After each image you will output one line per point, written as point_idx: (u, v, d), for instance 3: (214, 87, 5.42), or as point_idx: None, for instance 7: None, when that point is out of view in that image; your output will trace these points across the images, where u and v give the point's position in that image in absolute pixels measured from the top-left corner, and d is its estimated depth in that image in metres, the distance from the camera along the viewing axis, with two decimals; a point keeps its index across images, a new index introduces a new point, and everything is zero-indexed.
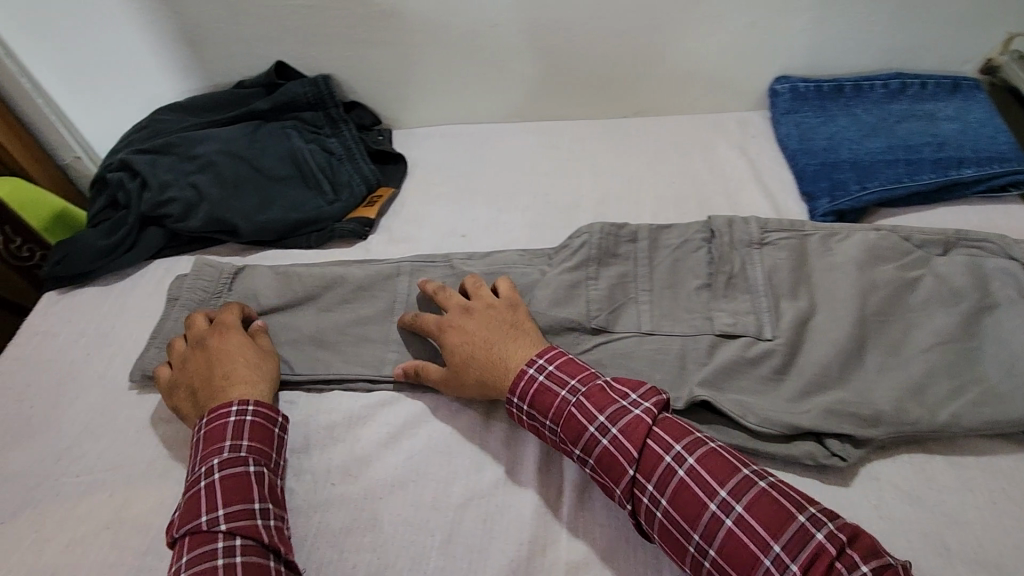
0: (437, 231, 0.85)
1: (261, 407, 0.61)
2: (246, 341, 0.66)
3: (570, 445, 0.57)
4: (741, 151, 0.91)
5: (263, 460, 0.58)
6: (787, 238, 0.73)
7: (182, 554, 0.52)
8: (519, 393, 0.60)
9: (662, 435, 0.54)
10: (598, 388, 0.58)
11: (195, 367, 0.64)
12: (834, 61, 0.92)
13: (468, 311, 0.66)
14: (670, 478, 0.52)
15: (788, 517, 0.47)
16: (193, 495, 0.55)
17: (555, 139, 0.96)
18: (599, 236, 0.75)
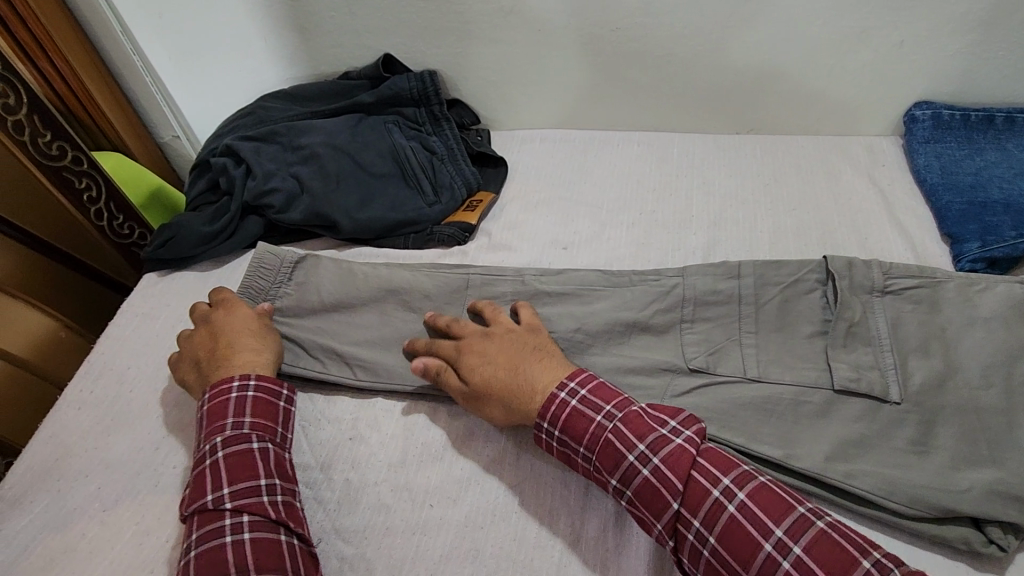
0: (534, 243, 0.80)
1: (261, 381, 0.60)
2: (248, 316, 0.66)
3: (607, 474, 0.53)
4: (870, 180, 0.83)
5: (268, 436, 0.58)
6: (914, 287, 0.66)
7: (192, 531, 0.52)
8: (550, 418, 0.56)
9: (707, 467, 0.50)
10: (635, 413, 0.54)
11: (202, 341, 0.64)
12: (986, 87, 0.83)
13: (487, 334, 0.63)
14: (717, 514, 0.48)
15: (852, 563, 0.43)
16: (199, 473, 0.54)
17: (662, 152, 0.91)
18: (694, 278, 0.70)
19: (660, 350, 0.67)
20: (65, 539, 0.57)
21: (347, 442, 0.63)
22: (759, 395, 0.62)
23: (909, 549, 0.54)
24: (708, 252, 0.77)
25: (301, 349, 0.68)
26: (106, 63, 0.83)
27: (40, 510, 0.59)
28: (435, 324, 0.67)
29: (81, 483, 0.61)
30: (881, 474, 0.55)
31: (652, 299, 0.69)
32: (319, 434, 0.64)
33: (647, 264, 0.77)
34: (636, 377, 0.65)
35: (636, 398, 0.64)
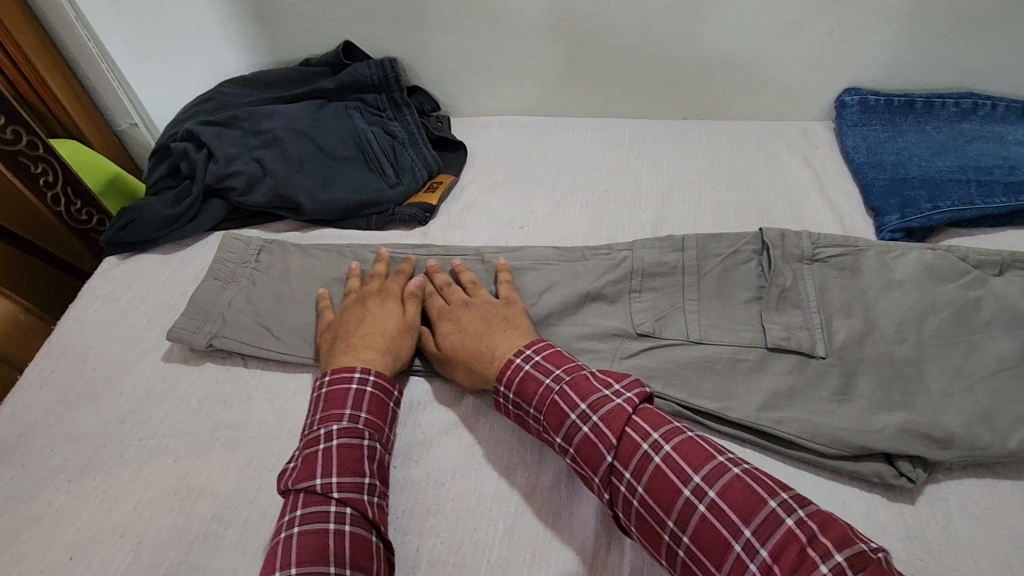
0: (493, 222, 0.84)
1: (381, 380, 0.62)
2: (396, 312, 0.67)
3: (552, 433, 0.57)
4: (804, 161, 0.90)
5: (377, 436, 0.59)
6: (839, 255, 0.72)
7: (295, 508, 0.53)
8: (506, 382, 0.60)
9: (641, 424, 0.54)
10: (582, 376, 0.58)
11: (349, 319, 0.67)
12: (906, 75, 0.90)
13: (466, 304, 0.68)
14: (646, 465, 0.52)
15: (759, 503, 0.47)
16: (310, 455, 0.56)
17: (615, 137, 0.95)
18: (641, 251, 0.75)
19: (610, 317, 0.71)
20: (31, 509, 0.58)
21: None
22: (700, 355, 0.66)
23: (834, 484, 0.59)
24: (656, 228, 0.82)
25: (263, 327, 0.70)
26: (61, 51, 0.84)
27: (4, 484, 0.60)
28: (430, 278, 0.72)
29: (46, 457, 0.62)
30: (807, 420, 0.60)
31: (602, 272, 0.74)
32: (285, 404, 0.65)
33: (599, 239, 0.81)
34: (588, 342, 0.69)
35: (588, 361, 0.68)
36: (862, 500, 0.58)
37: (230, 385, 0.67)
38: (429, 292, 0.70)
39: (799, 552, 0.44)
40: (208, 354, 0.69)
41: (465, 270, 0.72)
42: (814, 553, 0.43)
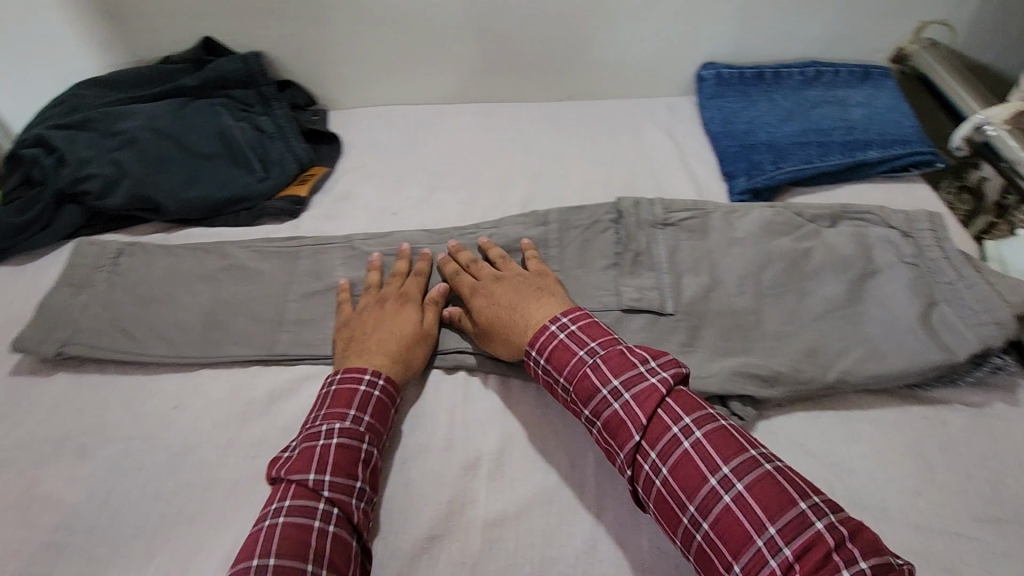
0: (367, 210, 0.84)
1: (388, 385, 0.61)
2: (416, 317, 0.67)
3: (581, 404, 0.57)
4: (668, 134, 0.94)
5: (376, 440, 0.58)
6: (689, 218, 0.76)
7: (285, 498, 0.53)
8: (538, 347, 0.60)
9: (673, 407, 0.53)
10: (617, 353, 0.57)
11: (369, 320, 0.66)
12: (755, 47, 0.95)
13: (496, 277, 0.68)
14: (674, 447, 0.51)
15: (789, 503, 0.46)
16: (307, 449, 0.55)
17: (492, 121, 0.97)
18: (505, 229, 0.78)
19: None
20: None
21: (172, 409, 0.65)
22: None
23: None
24: (527, 205, 0.84)
25: (119, 332, 0.69)
26: None
27: None
28: (454, 258, 0.72)
29: None
30: None
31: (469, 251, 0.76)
32: (142, 406, 0.65)
33: (471, 220, 0.83)
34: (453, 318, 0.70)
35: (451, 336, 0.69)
36: None
37: (85, 391, 0.66)
38: (456, 270, 0.70)
39: (825, 559, 0.43)
40: (62, 363, 0.68)
41: (491, 249, 0.72)
42: (839, 559, 0.43)
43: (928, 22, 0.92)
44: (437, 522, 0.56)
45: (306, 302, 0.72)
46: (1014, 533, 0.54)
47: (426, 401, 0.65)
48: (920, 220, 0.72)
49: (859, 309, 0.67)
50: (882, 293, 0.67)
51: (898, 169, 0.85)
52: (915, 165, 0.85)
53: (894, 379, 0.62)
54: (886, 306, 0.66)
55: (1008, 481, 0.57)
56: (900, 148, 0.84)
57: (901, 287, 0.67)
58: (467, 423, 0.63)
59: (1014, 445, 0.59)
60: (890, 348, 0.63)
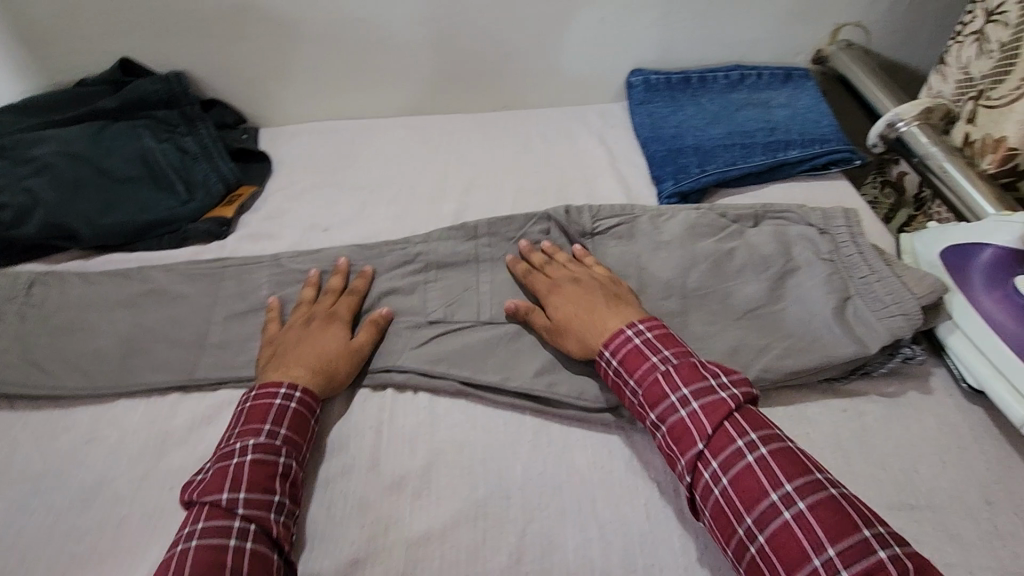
0: (296, 227, 0.83)
1: (306, 398, 0.60)
2: (341, 333, 0.66)
3: (648, 408, 0.57)
4: (599, 140, 0.95)
5: (294, 453, 0.57)
6: (617, 224, 0.77)
7: (198, 520, 0.51)
8: (613, 347, 0.61)
9: (740, 421, 0.54)
10: (690, 364, 0.58)
11: (294, 335, 0.66)
12: (680, 52, 0.97)
13: (574, 278, 0.69)
14: (737, 461, 0.52)
15: (853, 528, 0.47)
16: (221, 468, 0.54)
17: (425, 134, 0.97)
18: (433, 243, 0.77)
19: (404, 308, 0.72)
20: None
21: (85, 443, 0.63)
22: (487, 333, 0.69)
23: (603, 435, 0.63)
24: (458, 216, 0.84)
25: (31, 366, 0.67)
26: None
27: None
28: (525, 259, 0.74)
29: None
30: (575, 380, 0.65)
31: (397, 268, 0.76)
32: (54, 442, 0.63)
33: (402, 233, 0.82)
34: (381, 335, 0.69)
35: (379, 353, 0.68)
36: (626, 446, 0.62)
37: None
38: (529, 271, 0.72)
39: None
40: None
41: (533, 252, 0.74)
42: None
43: (843, 25, 0.96)
44: (359, 544, 0.55)
45: (228, 326, 0.71)
46: (926, 519, 0.56)
47: (352, 421, 0.64)
48: (836, 216, 0.74)
49: (780, 307, 0.68)
50: (801, 290, 0.69)
51: (819, 167, 0.87)
52: (835, 163, 0.88)
53: (810, 373, 0.63)
54: (804, 302, 0.68)
55: (920, 468, 0.59)
56: (819, 147, 0.87)
57: (818, 283, 0.68)
58: (393, 441, 0.62)
59: (926, 433, 0.61)
60: (807, 343, 0.64)
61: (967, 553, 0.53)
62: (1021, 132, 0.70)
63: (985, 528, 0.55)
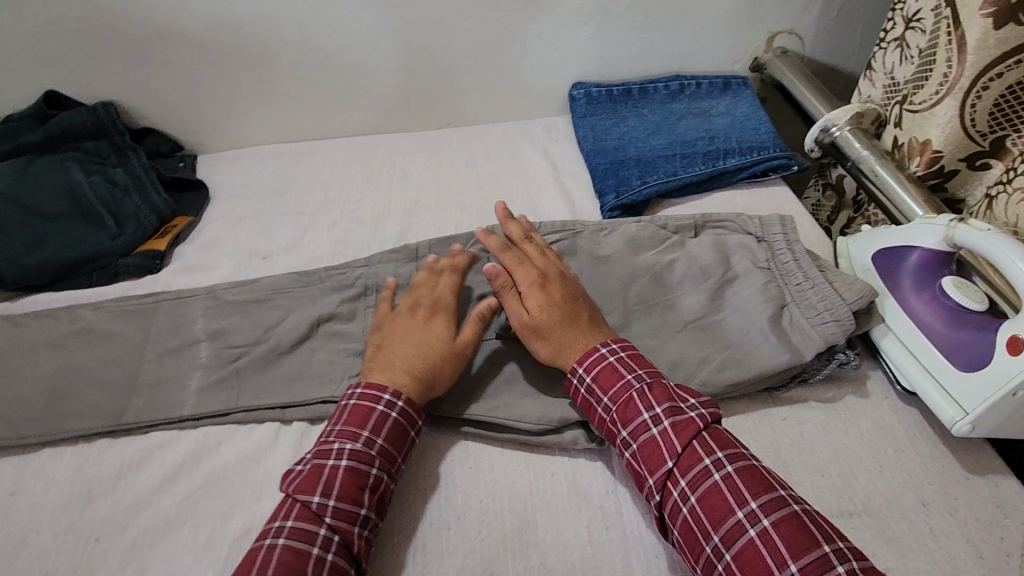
0: (233, 257, 0.81)
1: (408, 408, 0.59)
2: (445, 330, 0.64)
3: (619, 425, 0.57)
4: (544, 154, 0.95)
5: (388, 465, 0.57)
6: (558, 240, 0.76)
7: (289, 517, 0.53)
8: (586, 367, 0.60)
9: (709, 440, 0.54)
10: (661, 384, 0.58)
11: (397, 332, 0.64)
12: (620, 64, 0.98)
13: (562, 275, 0.66)
14: (704, 478, 0.52)
15: (813, 544, 0.47)
16: (317, 467, 0.55)
17: (369, 154, 0.96)
18: (374, 268, 0.75)
19: (344, 336, 0.69)
20: None
21: (8, 496, 0.61)
22: None
23: (543, 458, 0.62)
24: (401, 238, 0.83)
25: None
26: None
27: None
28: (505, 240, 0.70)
29: None
30: (517, 403, 0.64)
31: (336, 293, 0.73)
32: None
33: (344, 257, 0.81)
34: (318, 366, 0.67)
35: (315, 385, 0.66)
36: (569, 468, 0.61)
37: None
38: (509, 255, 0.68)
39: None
40: None
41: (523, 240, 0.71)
42: None
43: (777, 33, 0.97)
44: None
45: (162, 364, 0.68)
46: (864, 525, 0.56)
47: (288, 458, 0.62)
48: (773, 223, 0.74)
49: (720, 317, 0.68)
50: (740, 299, 0.69)
51: (758, 174, 0.88)
52: (774, 169, 0.89)
53: (749, 384, 0.63)
54: (743, 311, 0.68)
55: (858, 473, 0.59)
56: (757, 154, 0.88)
57: (755, 292, 0.68)
58: None
59: (863, 437, 0.62)
60: (745, 354, 0.65)
61: (903, 557, 0.54)
62: (944, 136, 0.72)
63: (921, 531, 0.55)
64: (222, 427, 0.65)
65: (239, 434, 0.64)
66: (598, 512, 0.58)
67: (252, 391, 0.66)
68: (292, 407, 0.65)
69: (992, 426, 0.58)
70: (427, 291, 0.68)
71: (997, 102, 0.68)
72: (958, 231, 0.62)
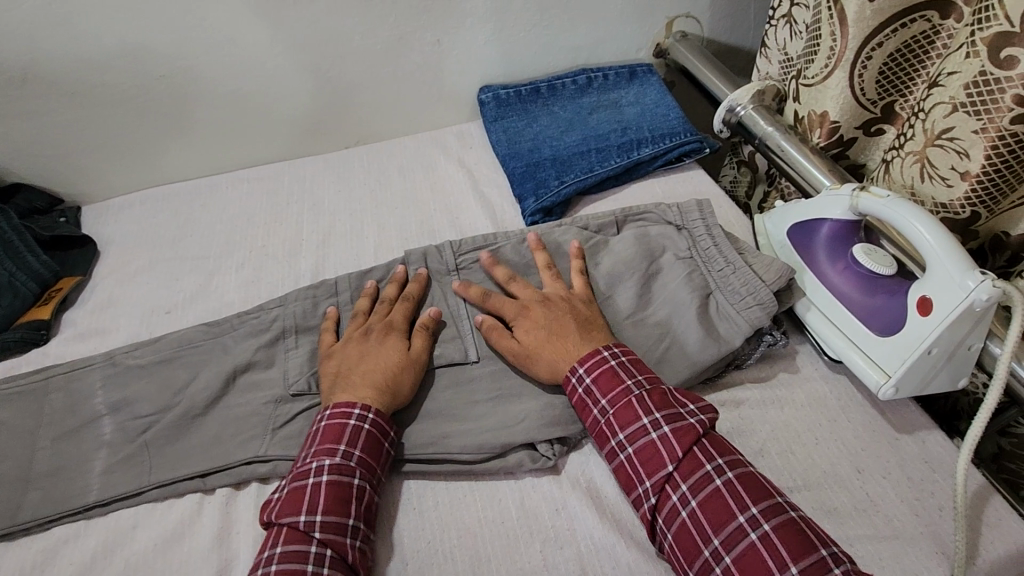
0: (134, 315, 0.75)
1: (379, 419, 0.58)
2: (398, 345, 0.64)
3: (616, 428, 0.57)
4: (459, 164, 0.92)
5: (369, 475, 0.56)
6: (480, 257, 0.73)
7: (276, 542, 0.52)
8: (586, 367, 0.59)
9: (708, 446, 0.54)
10: (660, 390, 0.58)
11: (351, 352, 0.63)
12: (524, 63, 0.96)
13: (547, 299, 0.66)
14: (705, 484, 0.52)
15: (812, 548, 0.47)
16: (298, 488, 0.54)
17: (274, 184, 0.90)
18: (293, 306, 0.69)
19: (263, 386, 0.64)
20: None
21: None
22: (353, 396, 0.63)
23: (490, 485, 0.60)
24: (317, 271, 0.78)
25: None
26: None
27: None
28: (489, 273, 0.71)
29: None
30: (456, 432, 0.61)
31: (248, 340, 0.67)
32: None
33: (256, 300, 0.76)
34: (239, 424, 0.62)
35: (237, 445, 0.61)
36: (517, 491, 0.60)
37: None
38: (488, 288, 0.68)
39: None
40: None
41: (497, 266, 0.71)
42: None
43: (675, 18, 0.98)
44: None
45: (58, 448, 0.61)
46: (807, 500, 0.57)
47: (216, 530, 0.57)
48: (691, 210, 0.74)
49: (651, 312, 0.68)
50: (667, 291, 0.68)
51: (673, 160, 0.89)
52: (687, 154, 0.89)
53: (685, 377, 0.63)
54: (673, 302, 0.67)
55: (798, 449, 0.60)
56: (670, 141, 0.88)
57: (681, 282, 0.68)
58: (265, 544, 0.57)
59: (799, 412, 0.63)
60: (678, 348, 0.64)
61: (846, 526, 0.55)
62: (840, 108, 0.73)
63: (860, 498, 0.57)
64: (136, 508, 0.59)
65: (156, 512, 0.59)
66: (550, 532, 0.57)
67: (166, 462, 0.60)
68: (213, 474, 0.60)
69: (916, 384, 0.60)
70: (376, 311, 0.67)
71: (881, 70, 0.70)
72: (861, 199, 0.63)
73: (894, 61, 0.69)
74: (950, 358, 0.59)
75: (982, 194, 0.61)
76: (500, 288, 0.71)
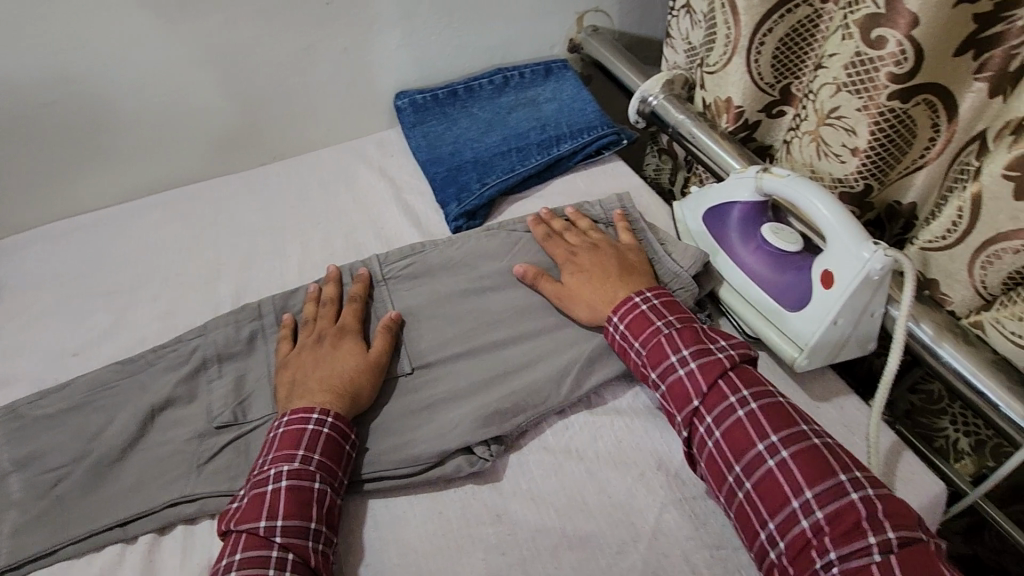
0: (38, 361, 0.70)
1: (338, 424, 0.57)
2: (356, 347, 0.63)
3: (649, 367, 0.60)
4: (382, 173, 0.91)
5: (331, 479, 0.55)
6: (404, 267, 0.72)
7: (236, 550, 0.51)
8: (619, 313, 0.63)
9: (734, 379, 0.57)
10: (691, 329, 0.61)
11: (306, 359, 0.63)
12: (439, 66, 0.95)
13: (597, 246, 0.70)
14: (728, 416, 0.56)
15: (830, 473, 0.51)
16: (257, 494, 0.53)
17: (187, 208, 0.86)
18: (211, 335, 0.66)
19: (183, 423, 0.61)
20: None
21: None
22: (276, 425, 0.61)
23: (431, 496, 0.59)
24: (237, 296, 0.75)
25: None
26: None
27: None
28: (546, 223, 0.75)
29: None
30: (391, 448, 0.60)
31: (165, 375, 0.64)
32: None
33: (174, 332, 0.72)
34: (160, 466, 0.59)
35: (159, 488, 0.58)
36: (458, 499, 0.59)
37: None
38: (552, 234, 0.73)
39: (853, 525, 0.48)
40: None
41: (554, 218, 0.75)
42: (866, 526, 0.48)
43: (585, 13, 0.99)
44: None
45: None
46: None
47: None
48: (611, 203, 0.76)
49: None
50: None
51: (592, 154, 0.90)
52: (606, 147, 0.90)
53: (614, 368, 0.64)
54: None
55: None
56: (588, 135, 0.89)
57: None
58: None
59: None
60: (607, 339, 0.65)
61: None
62: (742, 93, 0.76)
63: None
64: (50, 569, 0.55)
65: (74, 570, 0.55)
66: (494, 538, 0.56)
67: (82, 515, 0.57)
68: (134, 522, 0.57)
69: (825, 354, 0.63)
70: (324, 315, 0.67)
71: (774, 54, 0.73)
72: (765, 180, 0.65)
73: (785, 45, 0.72)
74: (856, 325, 0.61)
75: (872, 167, 0.64)
76: (434, 294, 0.70)
